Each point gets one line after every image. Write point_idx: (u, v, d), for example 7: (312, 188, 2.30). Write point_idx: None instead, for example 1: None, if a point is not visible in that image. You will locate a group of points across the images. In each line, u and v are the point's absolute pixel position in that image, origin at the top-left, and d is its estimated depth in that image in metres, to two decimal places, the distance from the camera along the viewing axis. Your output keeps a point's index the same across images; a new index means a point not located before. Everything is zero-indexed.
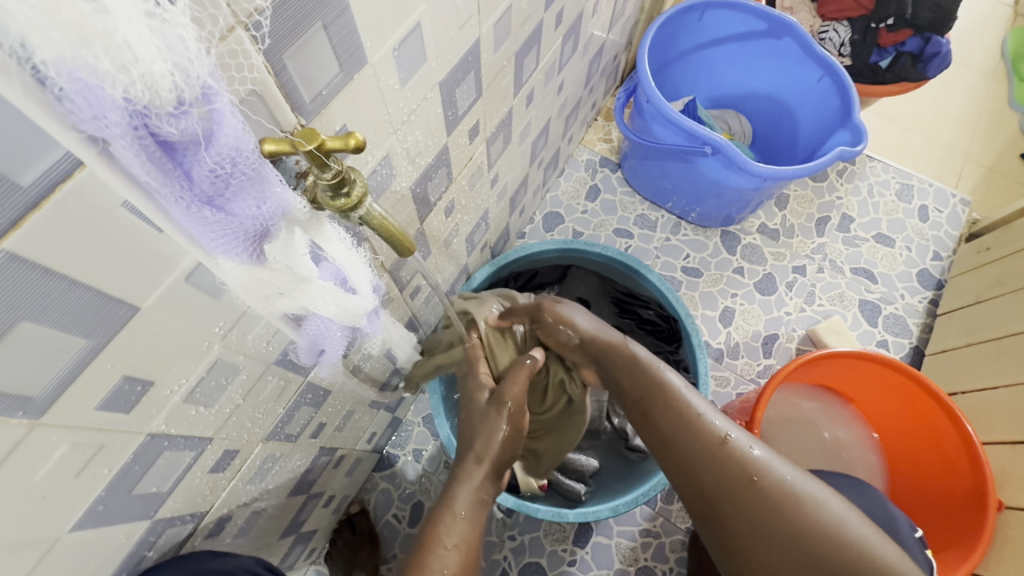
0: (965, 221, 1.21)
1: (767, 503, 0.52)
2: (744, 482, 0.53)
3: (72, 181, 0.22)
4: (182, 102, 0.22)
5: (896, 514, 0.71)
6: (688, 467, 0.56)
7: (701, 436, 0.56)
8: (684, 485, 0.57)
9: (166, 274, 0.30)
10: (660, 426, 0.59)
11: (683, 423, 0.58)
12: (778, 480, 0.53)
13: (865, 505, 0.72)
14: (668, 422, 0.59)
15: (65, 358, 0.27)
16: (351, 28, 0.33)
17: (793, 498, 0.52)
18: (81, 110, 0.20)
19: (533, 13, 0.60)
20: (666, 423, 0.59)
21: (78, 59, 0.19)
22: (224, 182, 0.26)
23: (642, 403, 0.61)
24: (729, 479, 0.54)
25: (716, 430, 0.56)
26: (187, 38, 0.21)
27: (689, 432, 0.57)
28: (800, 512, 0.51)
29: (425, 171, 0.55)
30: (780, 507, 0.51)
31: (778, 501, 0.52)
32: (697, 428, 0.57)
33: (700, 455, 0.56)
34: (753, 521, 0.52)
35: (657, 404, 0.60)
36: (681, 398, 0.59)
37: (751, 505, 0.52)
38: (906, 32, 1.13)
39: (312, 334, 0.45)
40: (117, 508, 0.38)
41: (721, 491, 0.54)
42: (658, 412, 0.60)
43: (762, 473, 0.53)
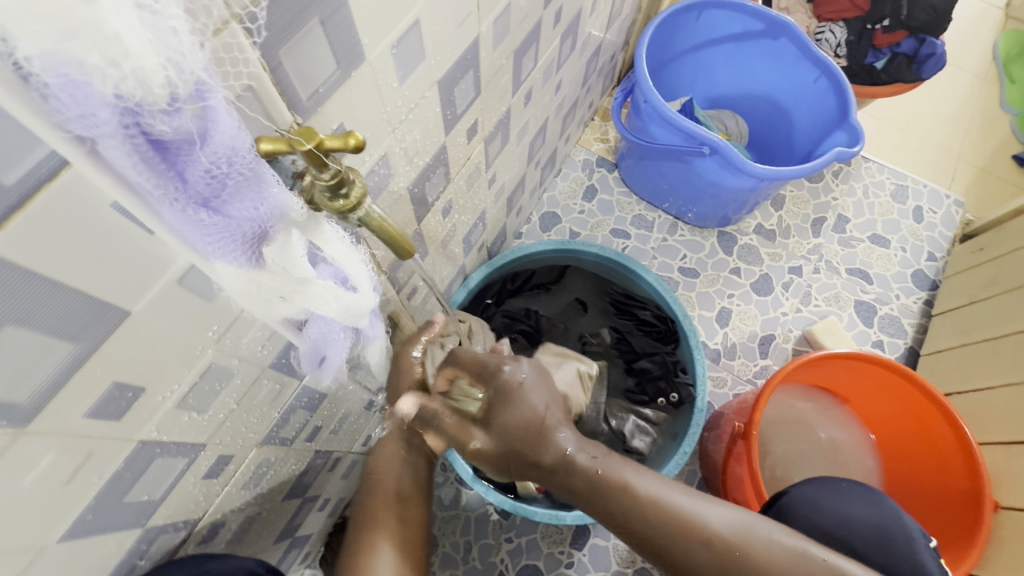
0: (959, 222, 1.22)
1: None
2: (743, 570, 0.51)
3: (59, 182, 0.21)
4: (175, 99, 0.22)
5: (908, 522, 0.71)
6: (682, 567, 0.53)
7: (686, 537, 0.52)
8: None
9: (158, 278, 0.29)
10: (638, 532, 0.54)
11: (661, 519, 0.53)
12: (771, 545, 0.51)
13: (874, 514, 0.71)
14: (649, 528, 0.53)
15: (53, 364, 0.26)
16: (349, 24, 0.32)
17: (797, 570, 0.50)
18: (68, 107, 0.19)
19: (531, 11, 0.59)
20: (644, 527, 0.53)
21: (66, 53, 0.18)
22: (220, 183, 0.25)
23: (609, 511, 0.55)
24: (731, 572, 0.51)
25: (695, 519, 0.52)
26: (180, 30, 0.21)
27: (674, 536, 0.52)
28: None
29: (422, 171, 0.55)
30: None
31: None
32: (680, 530, 0.52)
33: (689, 551, 0.52)
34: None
35: (626, 508, 0.54)
36: (645, 493, 0.54)
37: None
38: (902, 33, 1.13)
39: (314, 338, 0.44)
40: (107, 517, 0.37)
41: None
42: (628, 517, 0.54)
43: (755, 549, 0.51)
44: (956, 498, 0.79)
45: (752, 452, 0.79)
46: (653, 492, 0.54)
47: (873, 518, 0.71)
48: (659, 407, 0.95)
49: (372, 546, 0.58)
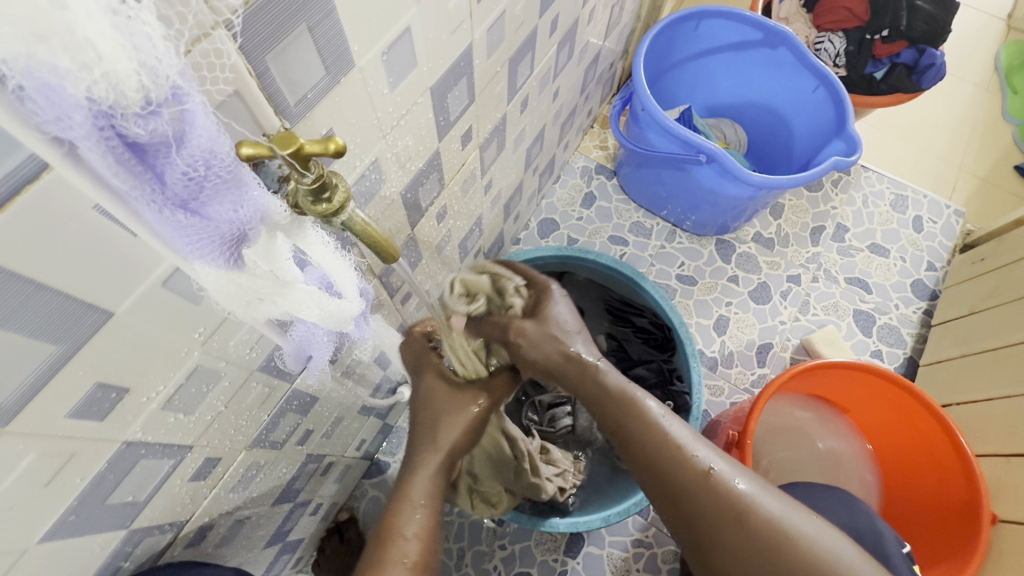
0: (959, 233, 1.21)
1: (762, 539, 0.50)
2: (736, 519, 0.51)
3: (40, 184, 0.22)
4: (151, 101, 0.21)
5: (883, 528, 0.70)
6: (674, 499, 0.54)
7: (689, 469, 0.53)
8: (679, 521, 0.54)
9: (141, 279, 0.29)
10: (639, 453, 0.55)
11: (662, 449, 0.54)
12: (770, 514, 0.51)
13: (851, 520, 0.72)
14: (654, 453, 0.55)
15: (33, 365, 0.26)
16: (337, 31, 0.33)
17: (785, 533, 0.50)
18: (42, 110, 0.18)
19: (526, 19, 0.60)
20: (651, 450, 0.55)
21: (36, 57, 0.17)
22: (198, 185, 0.24)
23: (619, 430, 0.56)
24: (724, 514, 0.52)
25: (702, 463, 0.53)
26: (154, 36, 0.20)
27: (673, 462, 0.54)
28: (791, 547, 0.50)
29: (416, 176, 0.55)
30: (768, 551, 0.50)
31: (765, 542, 0.50)
32: (683, 459, 0.53)
33: (687, 486, 0.53)
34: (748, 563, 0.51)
35: (637, 431, 0.55)
36: (660, 427, 0.55)
37: (744, 547, 0.51)
38: (901, 43, 1.13)
39: (298, 339, 0.44)
40: (90, 518, 0.37)
41: (718, 529, 0.52)
42: (634, 435, 0.55)
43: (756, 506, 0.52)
44: (954, 512, 0.78)
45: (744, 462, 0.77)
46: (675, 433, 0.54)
47: (856, 526, 0.71)
48: None
49: None
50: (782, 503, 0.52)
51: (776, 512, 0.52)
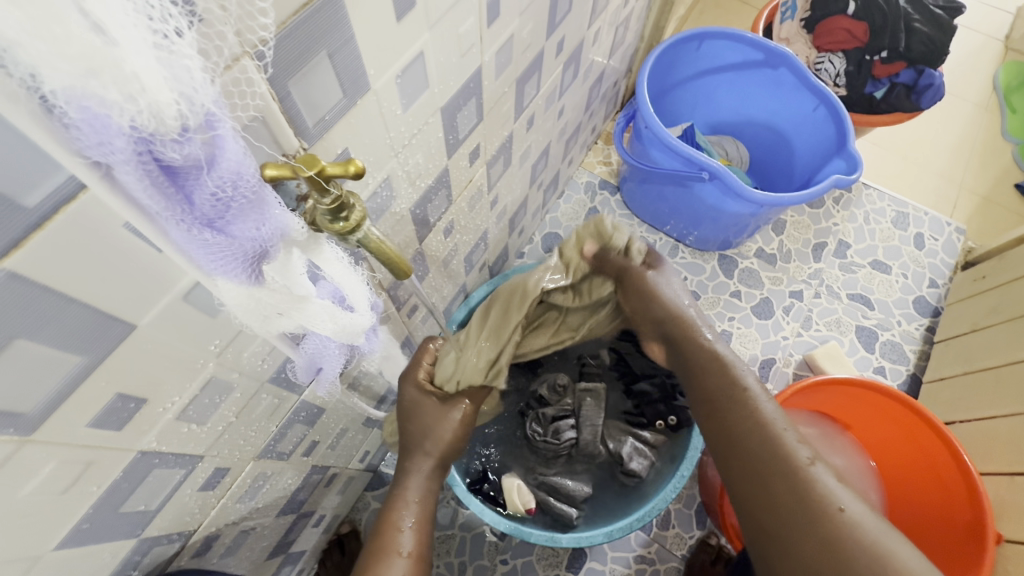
0: (961, 250, 1.22)
1: (841, 531, 0.51)
2: (817, 508, 0.53)
3: (75, 205, 0.23)
4: (186, 128, 0.22)
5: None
6: (759, 476, 0.58)
7: (784, 452, 0.57)
8: (760, 499, 0.57)
9: (163, 293, 0.30)
10: (741, 428, 0.61)
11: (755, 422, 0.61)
12: (857, 515, 0.52)
13: None
14: (753, 433, 0.60)
15: (58, 375, 0.27)
16: (355, 56, 0.34)
17: (869, 533, 0.50)
18: (86, 136, 0.20)
19: (534, 42, 0.62)
20: (749, 429, 0.61)
21: (84, 88, 0.19)
22: (225, 206, 0.25)
23: (715, 403, 0.65)
24: (806, 499, 0.54)
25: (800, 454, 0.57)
26: (193, 68, 0.21)
27: (770, 443, 0.59)
28: (871, 548, 0.49)
29: (424, 193, 0.56)
30: (840, 543, 0.50)
31: (841, 536, 0.51)
32: (781, 444, 0.58)
33: (766, 454, 0.58)
34: (815, 550, 0.51)
35: (746, 411, 0.62)
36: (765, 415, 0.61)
37: (814, 531, 0.52)
38: (901, 64, 1.15)
39: (309, 353, 0.44)
40: (103, 526, 0.37)
41: (796, 511, 0.54)
42: (739, 414, 0.62)
43: (844, 504, 0.53)
44: (957, 530, 0.78)
45: None
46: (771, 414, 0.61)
47: None
48: (658, 429, 0.94)
49: None
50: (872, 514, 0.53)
51: (863, 515, 0.52)
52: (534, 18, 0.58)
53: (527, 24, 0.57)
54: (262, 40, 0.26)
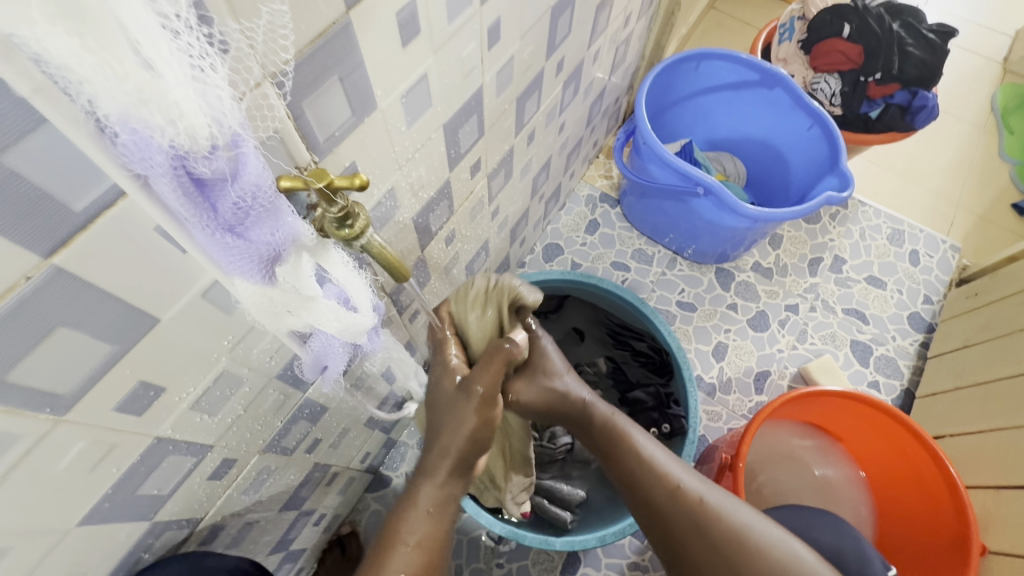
0: (955, 267, 1.24)
1: (729, 546, 0.57)
2: (707, 528, 0.58)
3: (115, 209, 0.26)
4: (215, 146, 0.25)
5: (869, 550, 0.73)
6: (651, 512, 0.61)
7: (664, 485, 0.61)
8: (658, 532, 0.61)
9: (186, 290, 0.33)
10: (623, 469, 0.63)
11: (638, 461, 0.62)
12: (737, 523, 0.58)
13: (836, 538, 0.75)
14: (634, 471, 0.62)
15: (90, 362, 0.30)
16: (364, 79, 0.38)
17: (751, 540, 0.57)
18: (131, 153, 0.23)
19: (534, 62, 0.65)
20: (630, 467, 0.63)
21: (135, 114, 0.22)
22: (245, 213, 0.28)
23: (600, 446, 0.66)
24: (694, 522, 0.59)
25: (676, 480, 0.61)
26: (224, 97, 0.24)
27: (652, 479, 0.61)
28: (756, 553, 0.56)
29: (426, 204, 0.60)
30: (739, 557, 0.56)
31: (738, 551, 0.57)
32: (660, 477, 0.61)
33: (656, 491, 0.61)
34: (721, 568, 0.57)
35: (622, 448, 0.63)
36: (640, 448, 0.63)
37: (719, 553, 0.57)
38: (895, 85, 1.18)
39: (316, 350, 0.47)
40: (121, 507, 0.40)
41: (689, 538, 0.59)
42: (620, 457, 0.63)
43: (728, 518, 0.58)
44: (942, 543, 0.80)
45: (737, 485, 0.78)
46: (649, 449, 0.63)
47: (837, 544, 0.74)
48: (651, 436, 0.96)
49: None
50: (751, 513, 0.59)
51: (745, 522, 0.58)
52: (533, 41, 0.62)
53: (527, 46, 0.61)
54: (280, 68, 0.30)
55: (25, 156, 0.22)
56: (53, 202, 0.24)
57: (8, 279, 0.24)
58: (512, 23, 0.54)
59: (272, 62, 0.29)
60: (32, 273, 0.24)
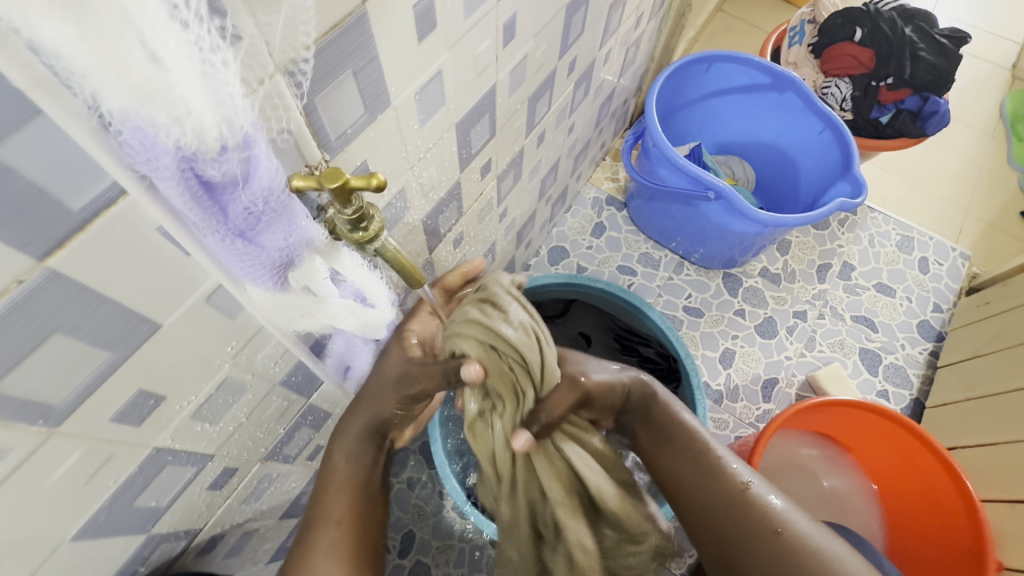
0: (965, 275, 1.22)
1: (790, 555, 0.49)
2: (766, 534, 0.51)
3: (116, 209, 0.24)
4: (225, 148, 0.23)
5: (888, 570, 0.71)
6: (702, 510, 0.54)
7: (725, 481, 0.54)
8: (709, 534, 0.54)
9: (190, 294, 0.31)
10: (674, 459, 0.57)
11: (694, 453, 0.56)
12: (800, 532, 0.50)
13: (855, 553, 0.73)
14: (687, 463, 0.56)
15: (87, 370, 0.28)
16: (377, 75, 0.36)
17: (815, 549, 0.49)
18: (136, 153, 0.22)
19: (547, 61, 0.64)
20: (688, 460, 0.56)
21: (140, 112, 0.20)
22: (256, 219, 0.27)
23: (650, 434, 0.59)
24: (750, 525, 0.51)
25: (737, 476, 0.54)
26: (235, 94, 0.23)
27: (707, 474, 0.55)
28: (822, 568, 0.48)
29: (436, 205, 0.58)
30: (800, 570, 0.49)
31: (799, 562, 0.49)
32: (722, 473, 0.54)
33: (711, 487, 0.54)
34: None
35: (676, 438, 0.57)
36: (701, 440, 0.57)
37: (775, 562, 0.50)
38: (905, 91, 1.16)
39: (333, 352, 0.49)
40: (118, 519, 0.39)
41: (745, 541, 0.51)
42: (679, 447, 0.57)
43: (790, 525, 0.51)
44: (958, 555, 0.78)
45: None
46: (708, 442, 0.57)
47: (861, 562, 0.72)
48: None
49: None
50: (816, 526, 0.52)
51: (808, 531, 0.51)
52: (547, 39, 0.60)
53: (541, 44, 0.59)
54: (301, 55, 0.28)
55: (18, 153, 0.20)
56: (50, 201, 0.22)
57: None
58: (527, 19, 0.53)
59: (286, 52, 0.27)
60: (25, 277, 0.23)
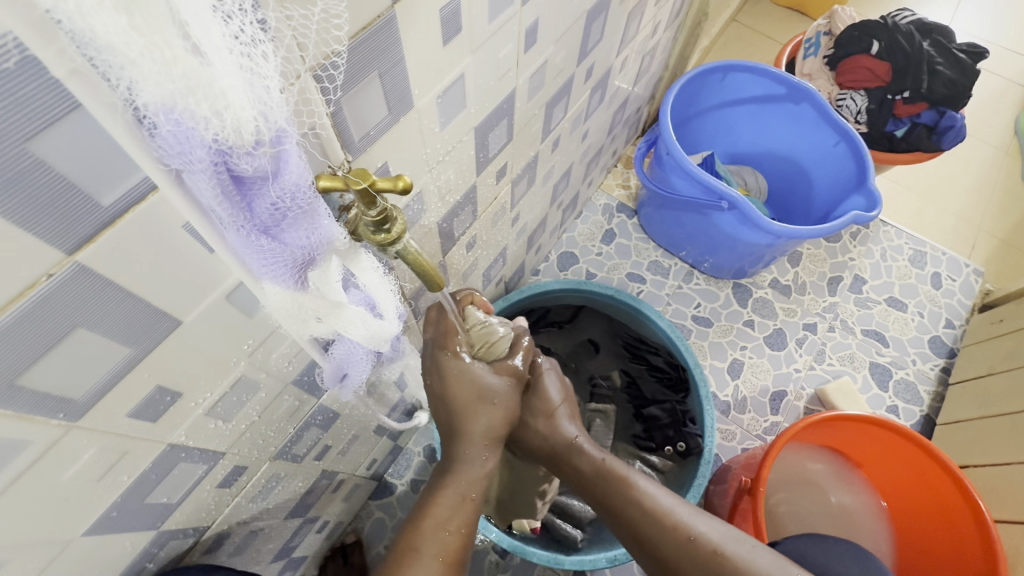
0: (978, 292, 1.21)
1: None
2: None
3: (146, 204, 0.24)
4: (258, 142, 0.23)
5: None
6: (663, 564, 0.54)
7: (672, 534, 0.53)
8: None
9: (210, 292, 0.31)
10: (629, 521, 0.56)
11: (644, 512, 0.55)
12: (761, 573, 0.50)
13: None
14: (638, 521, 0.55)
15: (107, 365, 0.28)
16: (403, 77, 0.36)
17: None
18: (171, 146, 0.21)
19: (566, 67, 0.64)
20: (635, 517, 0.56)
21: (179, 104, 0.20)
22: (282, 215, 0.27)
23: (602, 497, 0.59)
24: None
25: (687, 527, 0.53)
26: (272, 88, 0.23)
27: (661, 532, 0.54)
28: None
29: (452, 208, 0.58)
30: None
31: None
32: (667, 526, 0.54)
33: (667, 543, 0.53)
34: None
35: (621, 497, 0.57)
36: (641, 491, 0.56)
37: None
38: (922, 104, 1.16)
39: (338, 358, 0.45)
40: (130, 515, 0.38)
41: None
42: (622, 504, 0.56)
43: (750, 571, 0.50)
44: None
45: (758, 510, 0.76)
46: (656, 496, 0.56)
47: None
48: (667, 455, 0.94)
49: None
50: (773, 559, 0.52)
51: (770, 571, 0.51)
52: (567, 45, 0.60)
53: (561, 50, 0.59)
54: (336, 50, 0.28)
55: (54, 144, 0.20)
56: (80, 195, 0.22)
57: (28, 276, 0.22)
58: (549, 26, 0.53)
59: (323, 50, 0.27)
60: (53, 270, 0.23)
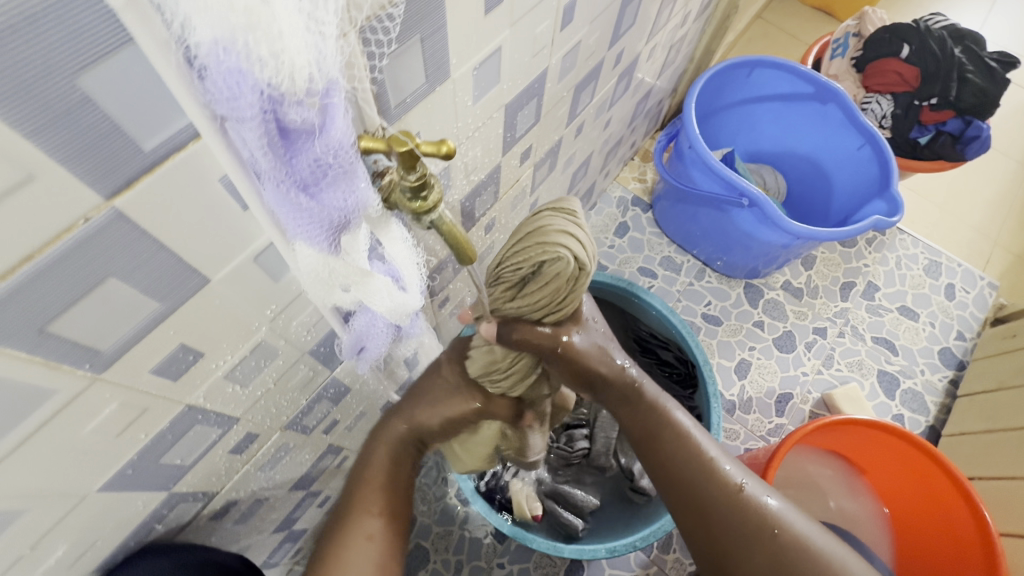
0: (991, 305, 1.20)
1: (784, 556, 0.49)
2: (759, 537, 0.50)
3: (187, 152, 0.24)
4: (308, 93, 0.23)
5: None
6: (696, 515, 0.51)
7: (714, 483, 0.51)
8: (693, 532, 0.52)
9: (240, 251, 0.31)
10: (665, 465, 0.52)
11: (687, 456, 0.51)
12: (796, 533, 0.50)
13: None
14: (681, 466, 0.51)
15: (136, 319, 0.28)
16: (442, 44, 0.35)
17: (810, 549, 0.50)
18: (221, 90, 0.21)
19: (597, 50, 0.63)
20: (672, 462, 0.52)
21: (235, 43, 0.20)
22: (323, 172, 0.26)
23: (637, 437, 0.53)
24: (745, 529, 0.50)
25: (732, 478, 0.51)
26: (328, 36, 0.22)
27: (705, 482, 0.51)
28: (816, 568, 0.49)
29: (475, 187, 0.57)
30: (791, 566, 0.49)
31: (791, 559, 0.49)
32: (712, 475, 0.51)
33: (707, 491, 0.51)
34: None
35: (662, 437, 0.52)
36: (693, 440, 0.52)
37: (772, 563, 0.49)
38: (949, 112, 1.14)
39: (357, 331, 0.44)
40: (143, 475, 0.38)
41: (737, 547, 0.50)
42: (663, 449, 0.52)
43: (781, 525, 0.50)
44: None
45: None
46: (701, 440, 0.52)
47: None
48: None
49: (365, 535, 0.47)
50: (806, 522, 0.51)
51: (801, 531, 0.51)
52: (601, 28, 0.59)
53: (595, 32, 0.58)
54: (391, 0, 0.28)
55: (103, 79, 0.19)
56: (124, 135, 0.21)
57: (66, 219, 0.21)
58: (585, 6, 0.51)
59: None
60: (91, 215, 0.22)
